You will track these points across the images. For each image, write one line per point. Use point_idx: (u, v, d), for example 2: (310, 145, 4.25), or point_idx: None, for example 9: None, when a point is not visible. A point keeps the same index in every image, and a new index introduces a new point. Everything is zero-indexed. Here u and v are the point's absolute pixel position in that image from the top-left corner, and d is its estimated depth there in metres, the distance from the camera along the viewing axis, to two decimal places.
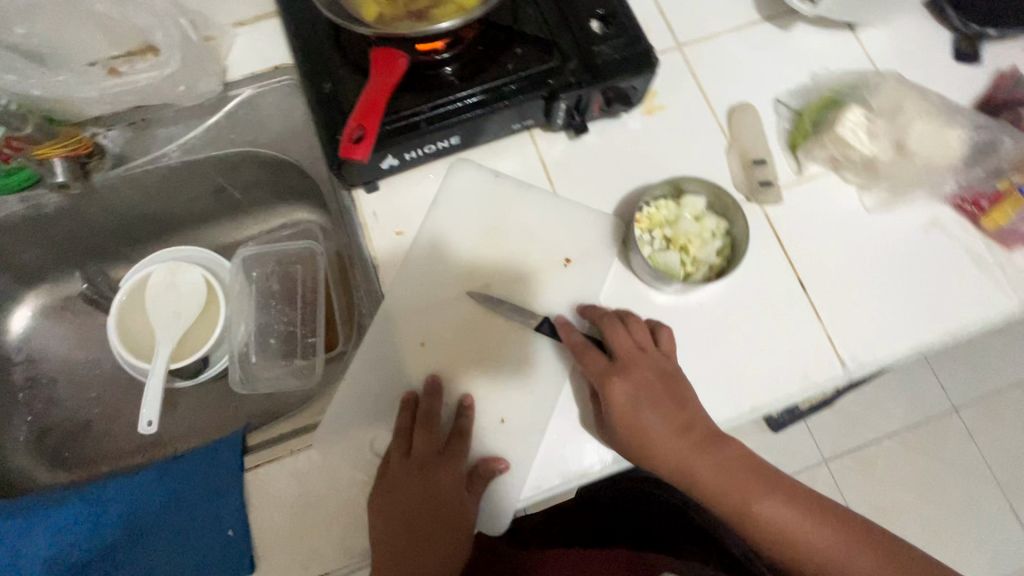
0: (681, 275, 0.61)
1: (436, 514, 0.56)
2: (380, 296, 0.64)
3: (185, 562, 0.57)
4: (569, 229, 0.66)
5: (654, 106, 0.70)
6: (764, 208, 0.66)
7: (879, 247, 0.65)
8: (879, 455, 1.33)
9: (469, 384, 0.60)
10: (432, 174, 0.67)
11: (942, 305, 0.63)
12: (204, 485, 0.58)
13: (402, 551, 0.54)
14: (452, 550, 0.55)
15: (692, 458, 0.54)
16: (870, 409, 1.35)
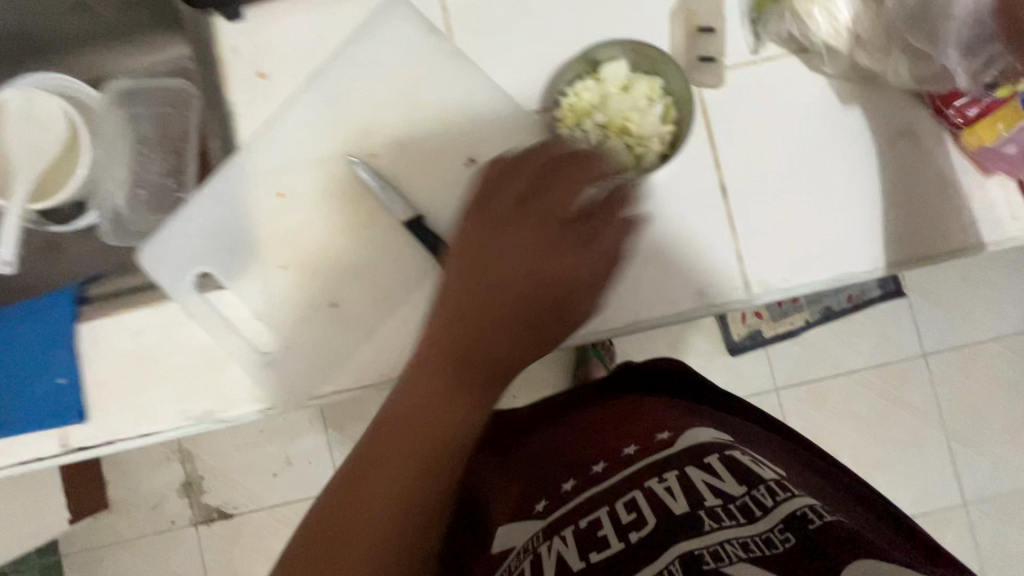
0: (633, 161, 0.52)
1: (551, 292, 0.44)
2: (235, 150, 0.55)
3: (18, 404, 0.55)
4: (464, 93, 0.54)
5: None
6: (701, 92, 0.54)
7: (833, 155, 0.54)
8: (832, 390, 1.25)
9: (327, 257, 0.54)
10: (306, 6, 0.55)
11: (885, 235, 0.53)
12: (40, 331, 0.55)
13: (466, 359, 0.40)
14: (522, 353, 0.43)
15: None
16: (835, 342, 1.26)
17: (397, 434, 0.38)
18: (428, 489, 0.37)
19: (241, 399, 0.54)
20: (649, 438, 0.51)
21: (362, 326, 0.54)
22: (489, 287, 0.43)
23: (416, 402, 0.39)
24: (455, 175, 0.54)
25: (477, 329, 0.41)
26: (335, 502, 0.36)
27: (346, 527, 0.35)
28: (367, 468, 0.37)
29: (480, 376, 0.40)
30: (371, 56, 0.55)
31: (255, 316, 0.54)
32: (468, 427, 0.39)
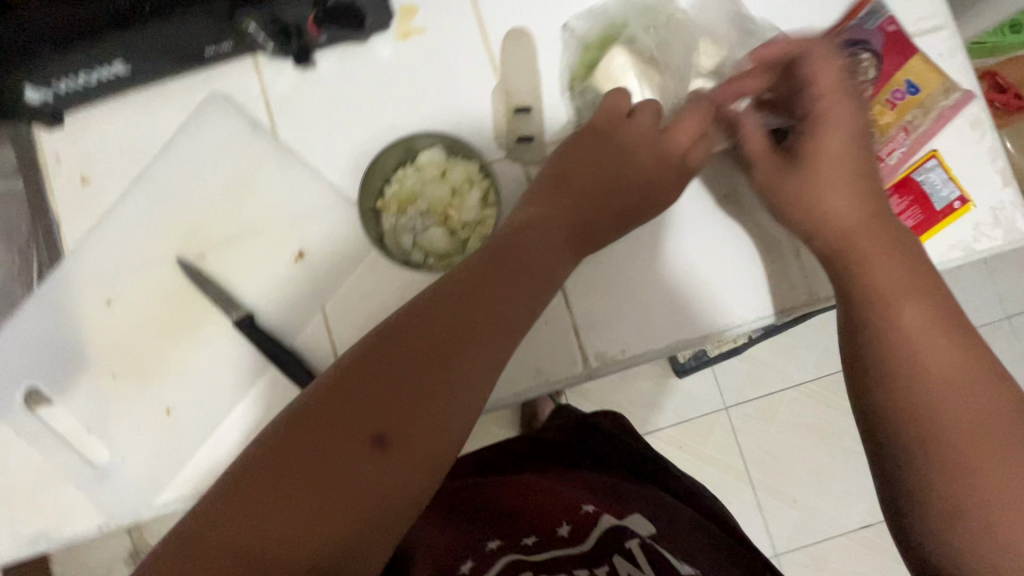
0: (456, 245, 0.52)
1: (529, 262, 0.46)
2: (60, 260, 0.54)
3: None
4: (288, 187, 0.54)
5: (410, 29, 0.56)
6: (527, 170, 0.55)
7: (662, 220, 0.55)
8: (781, 404, 1.23)
9: (161, 360, 0.53)
10: (125, 108, 0.55)
11: (719, 297, 0.54)
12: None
13: (443, 314, 0.41)
14: (493, 325, 0.42)
15: (874, 262, 0.46)
16: (776, 358, 1.24)
17: (355, 415, 0.36)
18: (379, 479, 0.35)
19: (76, 516, 0.52)
20: (577, 511, 0.56)
21: (198, 430, 0.53)
22: (480, 269, 0.44)
23: (378, 395, 0.37)
24: (286, 268, 0.53)
25: (485, 304, 0.43)
26: (265, 478, 0.34)
27: (273, 504, 0.33)
28: (323, 419, 0.36)
29: (460, 365, 0.40)
30: (195, 156, 0.55)
31: (86, 430, 0.52)
32: (425, 413, 0.38)
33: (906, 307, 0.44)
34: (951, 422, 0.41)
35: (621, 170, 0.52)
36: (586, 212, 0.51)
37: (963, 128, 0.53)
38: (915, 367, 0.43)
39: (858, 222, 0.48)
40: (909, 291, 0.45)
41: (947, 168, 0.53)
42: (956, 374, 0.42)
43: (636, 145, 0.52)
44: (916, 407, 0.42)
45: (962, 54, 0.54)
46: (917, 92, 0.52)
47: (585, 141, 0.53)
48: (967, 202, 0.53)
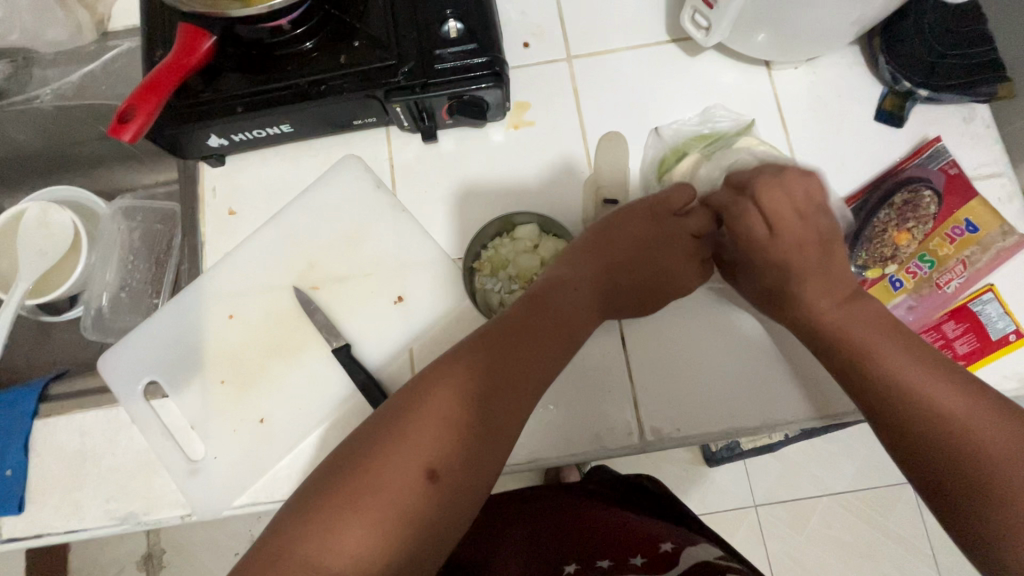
0: None
1: (561, 325, 0.52)
2: (199, 274, 0.64)
3: None
4: (397, 239, 0.62)
5: (522, 120, 0.65)
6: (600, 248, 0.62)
7: (725, 314, 0.60)
8: (813, 511, 1.22)
9: (264, 374, 0.60)
10: (278, 158, 0.66)
11: (778, 391, 0.57)
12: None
13: (481, 372, 0.47)
14: (521, 383, 0.48)
15: (844, 321, 0.50)
16: (814, 461, 1.23)
17: (413, 451, 0.43)
18: (425, 504, 0.42)
19: (166, 503, 0.58)
20: (656, 549, 0.62)
21: (283, 441, 0.58)
22: (521, 329, 0.50)
23: (433, 434, 0.44)
24: (384, 310, 0.61)
25: (524, 362, 0.49)
26: (341, 489, 0.42)
27: (348, 512, 0.41)
28: (374, 461, 0.43)
29: (496, 414, 0.46)
30: (325, 203, 0.64)
31: (190, 426, 0.59)
32: (468, 456, 0.44)
33: (879, 342, 0.48)
34: (957, 431, 0.43)
35: (660, 254, 0.59)
36: (615, 283, 0.58)
37: (1019, 268, 0.57)
38: (900, 388, 0.46)
39: (835, 304, 0.51)
40: (884, 332, 0.49)
41: (1003, 302, 0.56)
42: (945, 386, 0.45)
43: (671, 237, 0.59)
44: (921, 426, 0.44)
45: (1019, 200, 0.59)
46: (975, 231, 0.57)
47: (627, 222, 0.59)
48: (1023, 336, 0.56)
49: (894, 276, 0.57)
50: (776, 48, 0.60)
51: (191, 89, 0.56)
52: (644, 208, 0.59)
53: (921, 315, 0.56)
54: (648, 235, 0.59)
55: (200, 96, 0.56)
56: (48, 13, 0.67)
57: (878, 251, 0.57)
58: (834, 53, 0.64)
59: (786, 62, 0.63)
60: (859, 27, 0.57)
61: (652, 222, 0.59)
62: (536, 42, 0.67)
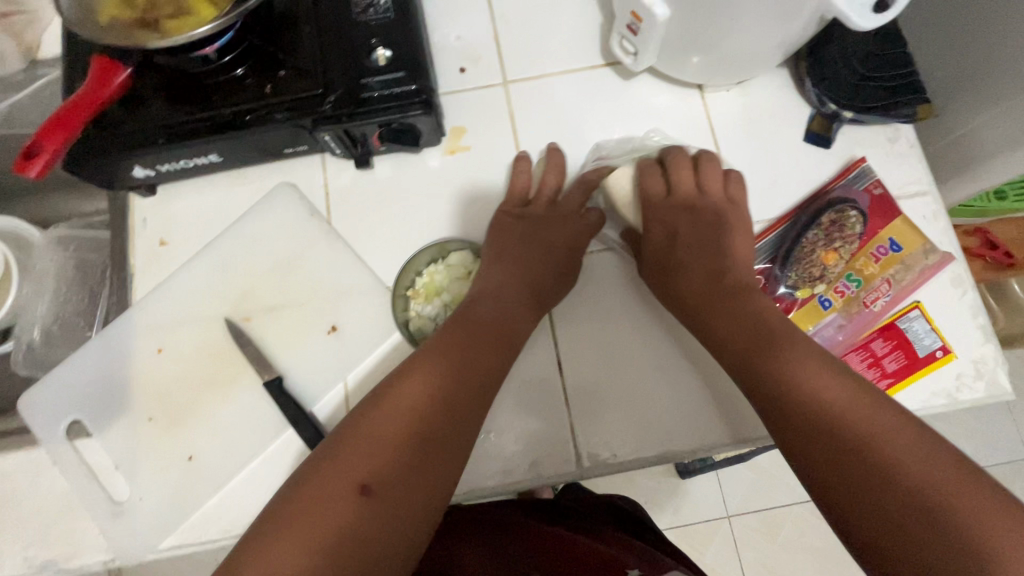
0: None
1: (481, 330, 0.52)
2: (127, 307, 0.62)
3: None
4: (332, 268, 0.62)
5: (458, 145, 0.65)
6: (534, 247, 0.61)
7: (672, 333, 0.60)
8: (784, 520, 1.22)
9: (194, 409, 0.58)
10: (211, 186, 0.65)
11: (727, 411, 0.57)
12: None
13: (422, 381, 0.47)
14: (459, 389, 0.48)
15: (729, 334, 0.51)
16: (782, 470, 1.24)
17: (350, 462, 0.43)
18: (364, 519, 0.40)
19: (88, 548, 0.55)
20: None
21: (212, 479, 0.57)
22: (440, 343, 0.50)
23: (369, 448, 0.43)
24: (318, 340, 0.60)
25: (453, 370, 0.48)
26: (271, 516, 0.41)
27: (283, 544, 0.39)
28: (310, 479, 0.42)
29: (426, 422, 0.45)
30: (259, 233, 0.63)
31: (115, 467, 0.57)
32: (405, 466, 0.43)
33: (763, 342, 0.49)
34: (841, 420, 0.42)
35: (551, 255, 0.59)
36: (537, 283, 0.58)
37: (944, 284, 0.58)
38: (792, 393, 0.45)
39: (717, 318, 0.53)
40: (770, 329, 0.50)
41: (930, 319, 0.57)
42: (827, 376, 0.45)
43: (557, 236, 0.60)
44: (807, 421, 0.43)
45: (943, 217, 0.60)
46: (898, 250, 0.58)
47: (515, 232, 0.60)
48: (950, 352, 0.57)
49: (823, 295, 0.57)
50: (704, 72, 0.61)
51: (111, 120, 0.55)
52: (523, 218, 0.61)
53: (851, 333, 0.57)
54: (543, 239, 0.59)
55: (119, 126, 0.55)
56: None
57: (805, 271, 0.58)
58: (764, 76, 0.65)
59: (717, 85, 0.64)
60: (782, 52, 0.58)
61: (525, 231, 0.60)
62: (472, 67, 0.67)
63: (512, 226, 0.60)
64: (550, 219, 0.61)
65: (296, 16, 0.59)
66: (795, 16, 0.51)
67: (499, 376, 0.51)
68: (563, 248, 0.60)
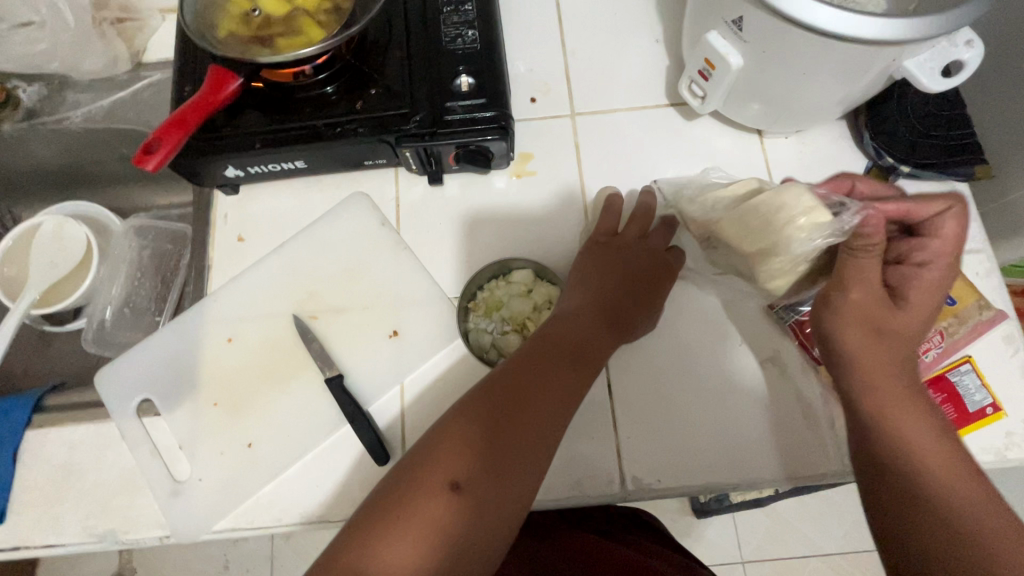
0: None
1: (573, 351, 0.54)
2: (202, 296, 0.66)
3: None
4: (398, 276, 0.65)
5: (524, 170, 0.69)
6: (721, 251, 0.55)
7: (714, 369, 0.61)
8: (801, 572, 1.20)
9: (257, 400, 0.61)
10: (290, 190, 0.69)
11: (776, 448, 0.58)
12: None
13: (508, 395, 0.49)
14: (545, 410, 0.50)
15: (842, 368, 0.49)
16: (802, 520, 1.22)
17: (442, 459, 0.45)
18: (459, 518, 0.43)
19: (146, 523, 0.58)
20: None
21: (269, 468, 0.59)
22: (531, 359, 0.52)
23: (460, 450, 0.46)
24: (379, 344, 0.62)
25: (535, 384, 0.51)
26: (381, 505, 0.44)
27: (392, 533, 0.42)
28: (413, 474, 0.45)
29: (527, 434, 0.48)
30: (330, 236, 0.67)
31: (179, 446, 0.60)
32: (490, 471, 0.45)
33: (880, 391, 0.47)
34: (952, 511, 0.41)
35: (637, 285, 0.60)
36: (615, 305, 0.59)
37: (995, 342, 0.59)
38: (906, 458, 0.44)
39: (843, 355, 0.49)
40: (889, 378, 0.47)
41: (980, 375, 0.58)
42: (927, 432, 0.45)
43: (640, 265, 0.62)
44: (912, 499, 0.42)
45: (997, 276, 0.62)
46: (952, 304, 0.59)
47: (609, 259, 0.61)
48: (1000, 410, 0.57)
49: None
50: (767, 119, 0.64)
51: (217, 125, 0.60)
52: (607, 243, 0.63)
53: None
54: (614, 265, 0.61)
55: (224, 131, 0.60)
56: (87, 44, 0.72)
57: None
58: (822, 126, 0.68)
59: (777, 132, 0.67)
60: (846, 106, 0.61)
61: (615, 257, 0.62)
62: (543, 98, 0.71)
63: (603, 254, 0.62)
64: (636, 254, 0.62)
65: (390, 41, 0.63)
66: (864, 76, 0.53)
67: (576, 394, 0.52)
68: (643, 278, 0.61)
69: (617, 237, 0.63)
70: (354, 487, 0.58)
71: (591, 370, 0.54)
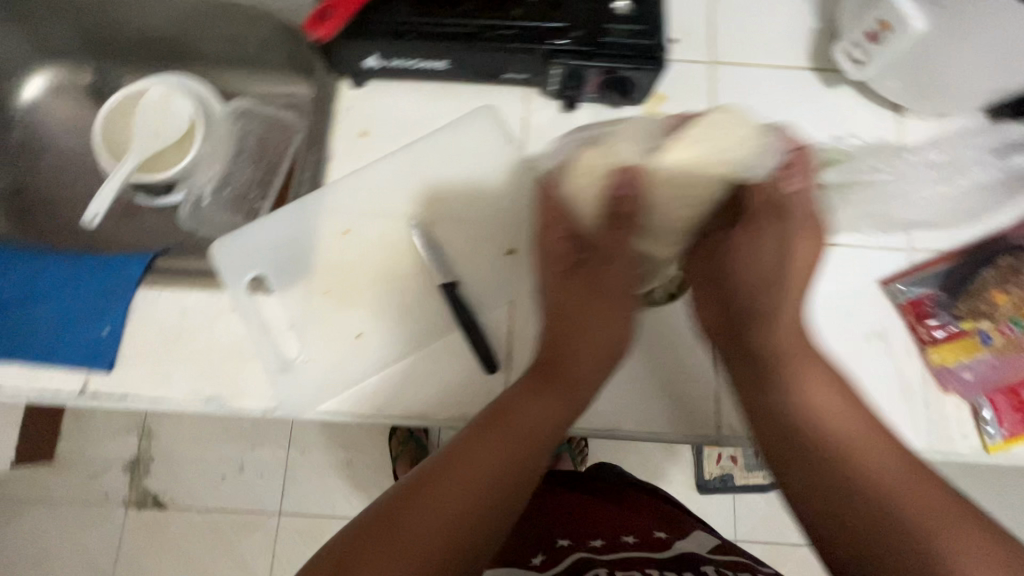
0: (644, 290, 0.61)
1: (497, 421, 0.51)
2: (320, 185, 0.65)
3: (54, 338, 0.61)
4: (523, 197, 0.64)
5: (657, 110, 0.67)
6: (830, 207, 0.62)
7: (824, 342, 0.61)
8: (795, 557, 1.25)
9: (369, 293, 0.62)
10: (418, 92, 0.67)
11: (874, 419, 0.59)
12: (73, 277, 0.65)
13: (439, 468, 0.48)
14: (463, 480, 0.48)
15: (806, 398, 0.52)
16: None
17: (356, 548, 0.44)
18: None
19: (250, 394, 0.59)
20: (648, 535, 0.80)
21: (375, 360, 0.60)
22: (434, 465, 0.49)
23: (368, 539, 0.44)
24: (497, 258, 0.63)
25: (447, 473, 0.48)
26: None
27: None
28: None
29: (454, 521, 0.46)
30: (453, 146, 0.66)
31: (290, 326, 0.61)
32: (390, 547, 0.44)
33: (829, 403, 0.51)
34: (890, 504, 0.45)
35: (614, 272, 0.57)
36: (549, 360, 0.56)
37: None
38: (845, 444, 0.49)
39: (756, 293, 0.57)
40: (820, 368, 0.53)
41: None
42: (892, 454, 0.48)
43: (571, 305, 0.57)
44: (864, 500, 0.46)
45: None
46: None
47: (560, 284, 0.58)
48: None
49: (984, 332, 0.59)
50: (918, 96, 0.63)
51: (370, 12, 0.60)
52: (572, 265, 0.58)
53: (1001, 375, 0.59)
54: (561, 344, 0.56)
55: (375, 16, 0.60)
56: None
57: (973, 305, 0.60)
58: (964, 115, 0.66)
59: (919, 111, 0.65)
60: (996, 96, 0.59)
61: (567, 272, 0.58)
62: (683, 40, 0.70)
63: (552, 252, 0.58)
64: (604, 235, 0.56)
65: None
66: None
67: (490, 507, 0.48)
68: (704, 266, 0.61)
69: (568, 251, 0.58)
70: (455, 391, 0.59)
71: (512, 428, 0.51)
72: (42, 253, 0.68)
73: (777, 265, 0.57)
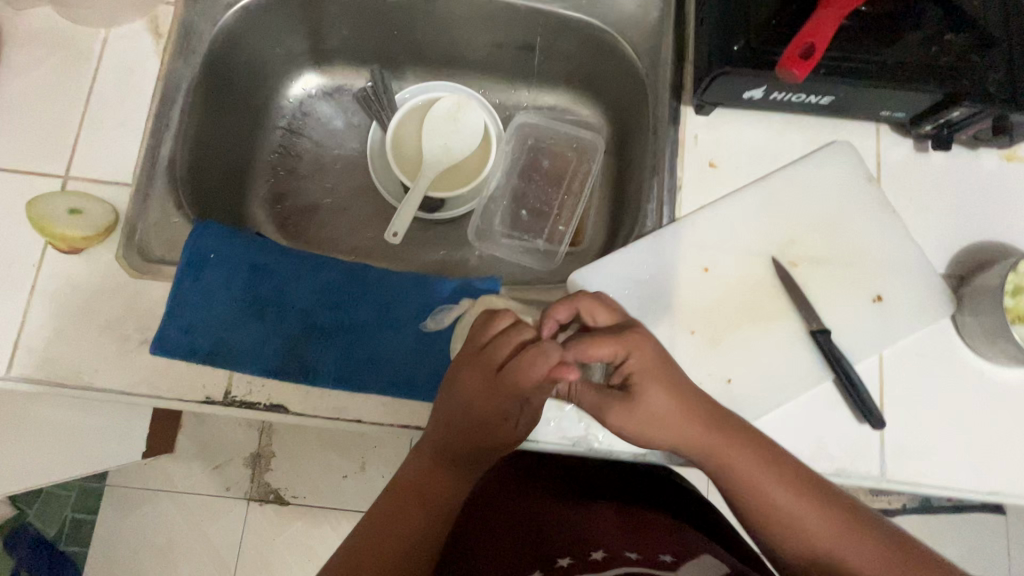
0: None
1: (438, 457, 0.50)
2: (668, 218, 0.62)
3: (401, 365, 0.58)
4: (883, 241, 0.61)
5: (1016, 154, 0.64)
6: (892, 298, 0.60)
7: None
8: None
9: (731, 337, 0.59)
10: (766, 122, 0.64)
11: None
12: (412, 301, 0.61)
13: None
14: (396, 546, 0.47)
15: (727, 447, 0.47)
16: None
17: None
18: None
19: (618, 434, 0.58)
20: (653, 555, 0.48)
21: (746, 409, 0.58)
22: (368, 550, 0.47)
23: None
24: (862, 304, 0.60)
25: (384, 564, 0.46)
26: None
27: None
28: None
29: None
30: (808, 182, 0.63)
31: None
32: None
33: (781, 494, 0.46)
34: (826, 551, 0.45)
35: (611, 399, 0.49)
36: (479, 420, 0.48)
37: None
38: (813, 540, 0.45)
39: (686, 416, 0.48)
40: (755, 452, 0.47)
41: None
42: (808, 501, 0.46)
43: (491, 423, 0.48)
44: (777, 530, 0.46)
45: None
46: None
47: (479, 392, 0.48)
48: None
49: None
50: None
51: (791, 24, 0.55)
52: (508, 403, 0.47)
53: None
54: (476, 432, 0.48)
55: (797, 29, 0.55)
56: None
57: None
58: None
59: None
60: None
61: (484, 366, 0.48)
62: None
63: (489, 413, 0.47)
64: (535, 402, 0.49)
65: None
66: None
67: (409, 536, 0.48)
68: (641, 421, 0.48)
69: (505, 407, 0.47)
70: (828, 444, 0.57)
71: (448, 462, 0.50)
72: (364, 267, 0.64)
73: (686, 409, 0.48)
